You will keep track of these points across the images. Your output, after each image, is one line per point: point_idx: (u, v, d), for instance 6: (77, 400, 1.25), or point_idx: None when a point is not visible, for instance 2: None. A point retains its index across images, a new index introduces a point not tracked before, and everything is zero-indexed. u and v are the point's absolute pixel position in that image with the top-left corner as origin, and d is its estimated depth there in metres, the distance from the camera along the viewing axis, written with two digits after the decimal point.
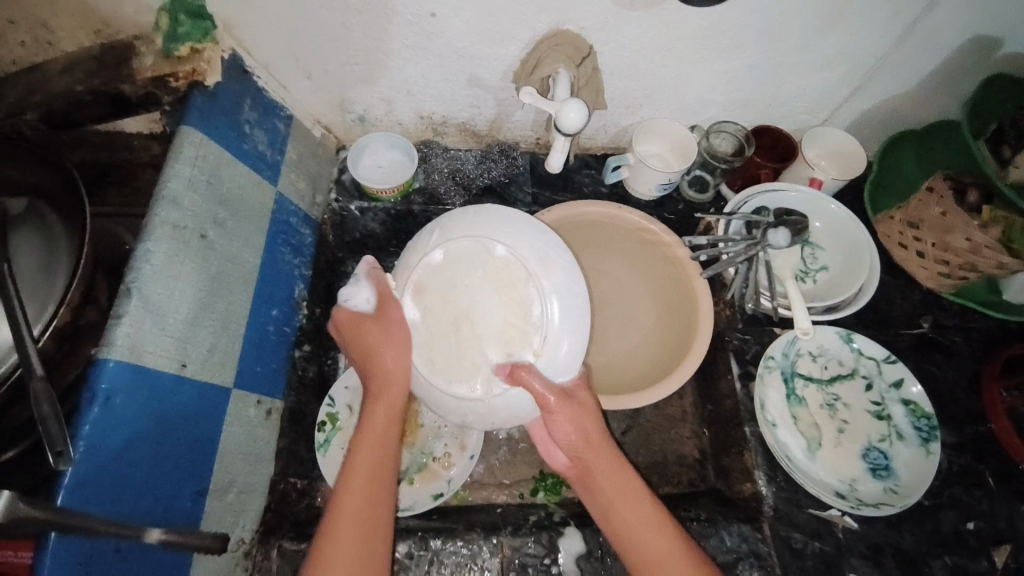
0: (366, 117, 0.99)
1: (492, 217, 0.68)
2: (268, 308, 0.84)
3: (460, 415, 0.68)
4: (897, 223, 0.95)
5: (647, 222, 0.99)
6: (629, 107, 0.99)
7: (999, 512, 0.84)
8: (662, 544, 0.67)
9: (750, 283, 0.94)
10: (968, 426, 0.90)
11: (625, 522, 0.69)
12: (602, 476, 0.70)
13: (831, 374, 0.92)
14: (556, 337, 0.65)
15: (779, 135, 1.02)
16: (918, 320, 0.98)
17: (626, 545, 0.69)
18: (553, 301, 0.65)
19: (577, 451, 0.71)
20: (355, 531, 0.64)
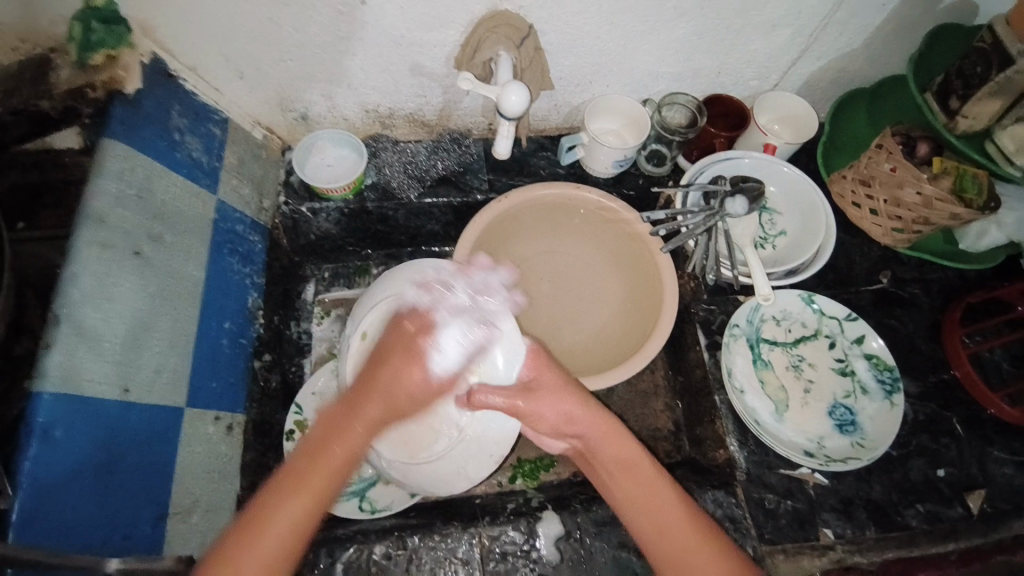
0: (309, 114, 0.95)
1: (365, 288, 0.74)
2: (220, 321, 0.81)
3: (457, 479, 0.70)
4: (850, 182, 0.96)
5: (607, 201, 0.97)
6: (578, 85, 0.98)
7: (964, 456, 0.86)
8: (664, 512, 0.67)
9: (710, 254, 0.93)
10: (931, 375, 0.92)
11: (627, 496, 0.69)
12: (601, 450, 0.71)
13: (795, 336, 0.93)
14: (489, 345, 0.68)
15: (731, 104, 1.02)
16: (877, 276, 0.99)
17: (627, 517, 0.68)
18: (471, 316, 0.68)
19: (577, 431, 0.71)
20: (295, 532, 0.56)
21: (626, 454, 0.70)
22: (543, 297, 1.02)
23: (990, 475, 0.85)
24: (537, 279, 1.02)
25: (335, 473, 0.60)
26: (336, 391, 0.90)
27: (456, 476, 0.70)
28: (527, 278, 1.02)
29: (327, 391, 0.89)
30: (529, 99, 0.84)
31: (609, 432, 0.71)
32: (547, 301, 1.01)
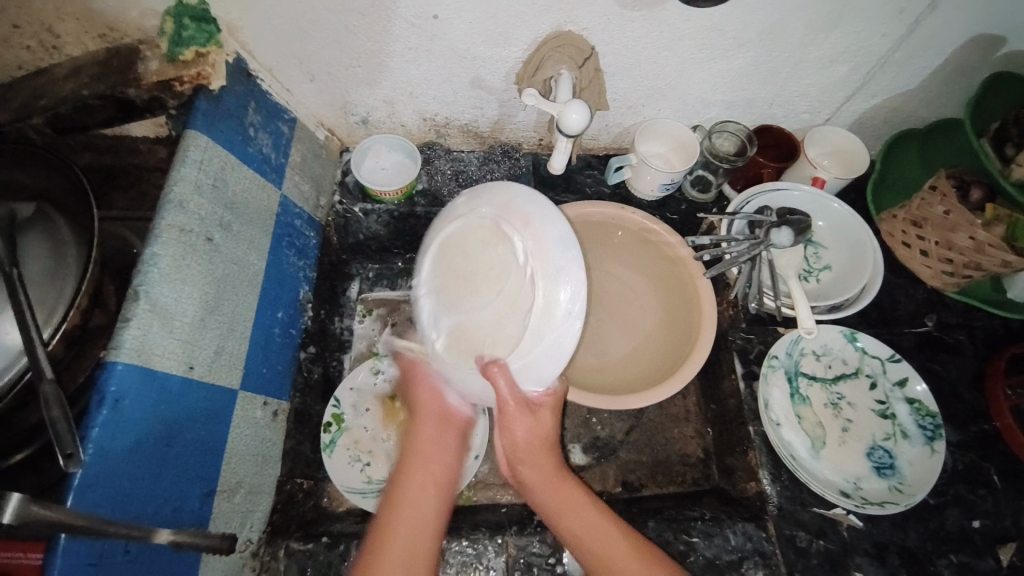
0: (369, 119, 0.99)
1: (516, 197, 0.64)
2: (273, 311, 0.84)
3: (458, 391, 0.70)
4: (901, 222, 0.95)
5: (651, 222, 0.99)
6: (631, 107, 1.00)
7: (1002, 510, 0.84)
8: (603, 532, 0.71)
9: (753, 282, 0.93)
10: (972, 424, 0.90)
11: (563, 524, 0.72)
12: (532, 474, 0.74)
13: (834, 373, 0.92)
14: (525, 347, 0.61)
15: (779, 134, 1.03)
16: (921, 319, 0.98)
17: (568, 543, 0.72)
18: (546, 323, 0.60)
19: (515, 456, 0.74)
20: (421, 534, 0.67)
21: (556, 480, 0.74)
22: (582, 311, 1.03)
23: None
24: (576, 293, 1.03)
25: (426, 482, 0.71)
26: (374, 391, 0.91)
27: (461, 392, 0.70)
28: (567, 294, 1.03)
29: (365, 388, 0.91)
30: (589, 117, 0.85)
31: (542, 454, 0.74)
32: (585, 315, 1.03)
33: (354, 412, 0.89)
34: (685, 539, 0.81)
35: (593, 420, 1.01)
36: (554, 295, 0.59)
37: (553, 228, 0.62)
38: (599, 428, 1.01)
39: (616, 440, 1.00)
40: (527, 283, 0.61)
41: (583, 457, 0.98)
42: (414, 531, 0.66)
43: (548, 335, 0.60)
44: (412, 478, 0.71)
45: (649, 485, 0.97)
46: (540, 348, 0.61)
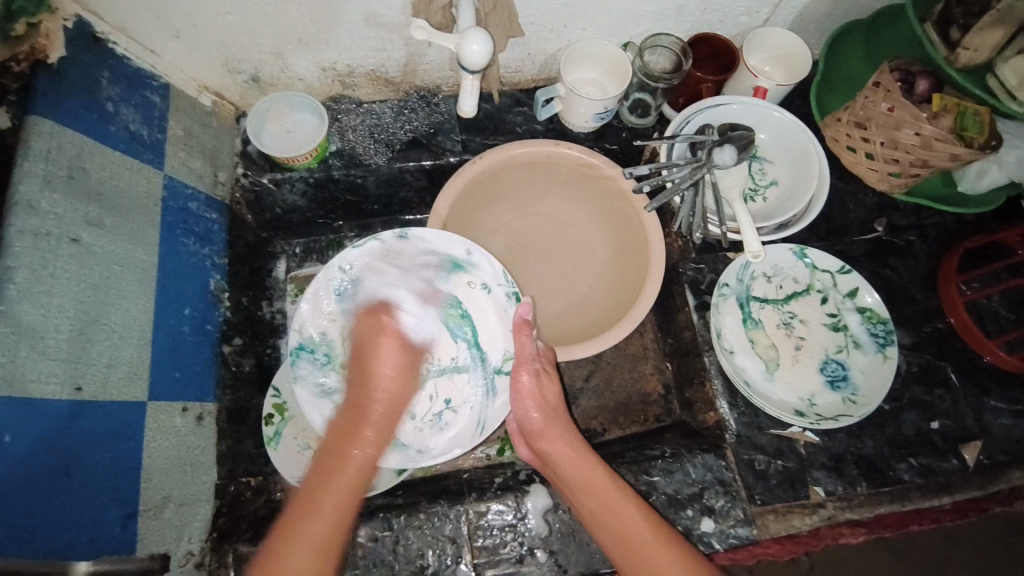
0: (260, 75, 0.88)
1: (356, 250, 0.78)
2: (178, 308, 0.77)
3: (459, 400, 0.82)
4: (844, 125, 0.88)
5: (588, 156, 0.91)
6: (553, 30, 0.90)
7: (959, 408, 0.85)
8: (632, 526, 0.71)
9: (697, 211, 0.86)
10: (926, 325, 0.89)
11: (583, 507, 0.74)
12: (562, 467, 0.77)
13: (786, 293, 0.89)
14: (468, 303, 0.82)
15: (717, 43, 0.94)
16: (872, 225, 0.95)
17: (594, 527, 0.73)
18: (450, 278, 0.81)
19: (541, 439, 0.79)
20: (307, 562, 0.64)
21: (578, 460, 0.77)
22: (539, 263, 0.99)
23: (991, 428, 0.84)
24: (524, 251, 0.99)
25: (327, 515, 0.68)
26: None
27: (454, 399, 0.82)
28: (515, 255, 0.98)
29: None
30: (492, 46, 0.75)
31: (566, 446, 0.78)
32: (539, 263, 0.98)
33: (298, 399, 0.89)
34: (647, 479, 0.79)
35: None
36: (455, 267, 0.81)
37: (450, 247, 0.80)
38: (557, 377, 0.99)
39: (575, 388, 0.98)
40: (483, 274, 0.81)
41: None
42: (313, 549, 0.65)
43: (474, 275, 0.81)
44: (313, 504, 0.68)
45: (611, 429, 0.96)
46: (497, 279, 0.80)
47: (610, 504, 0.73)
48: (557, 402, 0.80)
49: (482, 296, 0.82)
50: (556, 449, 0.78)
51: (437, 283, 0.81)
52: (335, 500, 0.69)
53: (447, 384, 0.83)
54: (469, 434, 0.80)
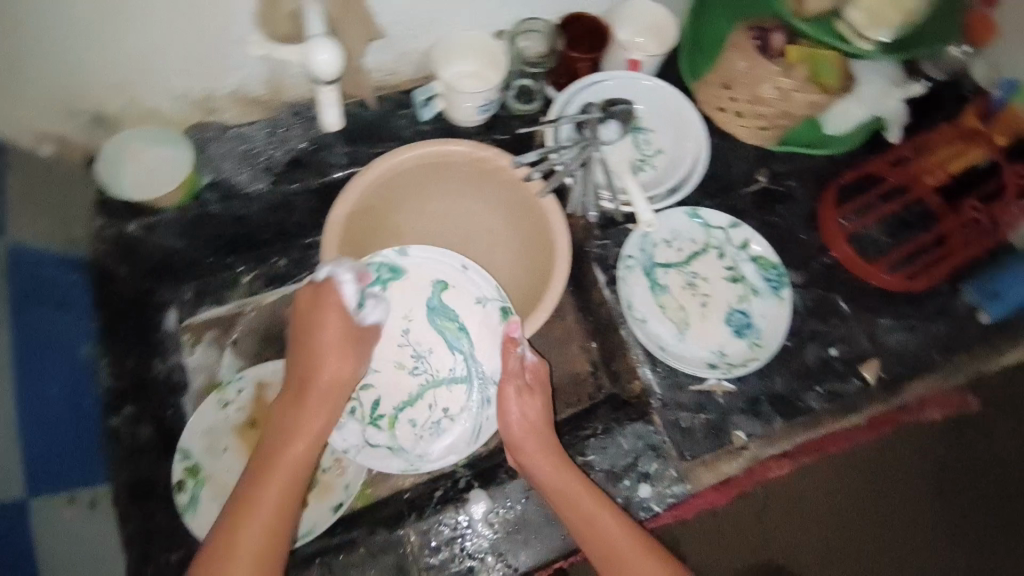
0: (105, 114, 0.80)
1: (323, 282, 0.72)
2: (48, 387, 0.72)
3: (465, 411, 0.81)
4: (712, 87, 0.93)
5: (477, 150, 0.90)
6: (418, 27, 0.87)
7: (853, 332, 0.91)
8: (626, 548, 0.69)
9: (588, 188, 0.89)
10: (813, 261, 0.96)
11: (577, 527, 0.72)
12: (555, 491, 0.74)
13: (686, 254, 0.92)
14: (461, 317, 0.80)
15: (589, 23, 0.96)
16: (756, 176, 1.00)
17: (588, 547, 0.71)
18: (438, 294, 0.80)
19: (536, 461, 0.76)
20: (275, 515, 0.66)
21: (574, 483, 0.74)
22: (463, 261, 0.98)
23: (886, 345, 0.91)
24: (432, 260, 0.97)
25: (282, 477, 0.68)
26: (229, 424, 0.84)
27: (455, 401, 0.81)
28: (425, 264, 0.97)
29: (215, 427, 0.84)
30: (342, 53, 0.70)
31: (559, 472, 0.75)
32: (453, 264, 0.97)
33: (209, 457, 0.82)
34: (582, 459, 0.81)
35: None
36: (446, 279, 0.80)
37: (425, 262, 0.79)
38: None
39: None
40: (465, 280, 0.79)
41: None
42: (283, 490, 0.67)
43: (460, 288, 0.80)
44: (266, 465, 0.69)
45: None
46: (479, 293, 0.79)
47: (604, 530, 0.71)
48: (548, 424, 0.78)
49: (474, 310, 0.80)
50: (550, 475, 0.74)
51: (423, 296, 0.80)
52: (298, 455, 0.70)
53: (444, 395, 0.81)
54: (467, 442, 0.80)
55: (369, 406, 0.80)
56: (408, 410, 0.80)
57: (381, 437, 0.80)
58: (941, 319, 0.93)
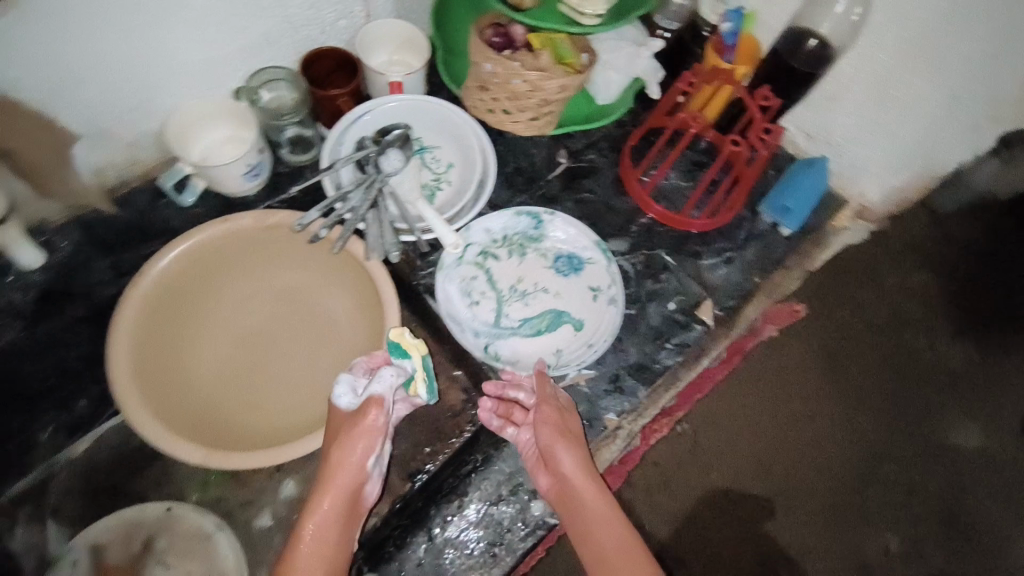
0: None
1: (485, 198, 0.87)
2: None
3: (473, 325, 0.84)
4: (475, 91, 0.89)
5: (262, 218, 0.81)
6: (137, 108, 0.80)
7: (682, 281, 0.95)
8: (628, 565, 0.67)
9: (386, 228, 0.81)
10: (629, 225, 0.98)
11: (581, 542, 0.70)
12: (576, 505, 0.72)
13: (512, 247, 0.89)
14: (551, 337, 0.84)
15: (336, 55, 0.90)
16: (558, 158, 1.02)
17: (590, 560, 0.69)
18: (576, 301, 0.86)
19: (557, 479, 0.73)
20: None
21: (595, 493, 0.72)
22: (291, 350, 0.85)
23: (713, 283, 0.96)
24: (246, 365, 0.84)
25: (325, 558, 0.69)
26: None
27: (506, 340, 0.84)
28: (239, 368, 0.83)
29: None
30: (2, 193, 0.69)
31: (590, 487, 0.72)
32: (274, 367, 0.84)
33: None
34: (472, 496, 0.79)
35: None
36: (586, 297, 0.87)
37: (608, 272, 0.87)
38: None
39: None
40: (584, 303, 0.86)
41: None
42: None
43: (590, 322, 0.85)
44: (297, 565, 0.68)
45: None
46: (581, 336, 0.84)
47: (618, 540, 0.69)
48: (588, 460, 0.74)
49: (570, 331, 0.85)
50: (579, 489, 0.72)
51: (586, 270, 0.88)
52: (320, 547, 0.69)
53: (485, 313, 0.85)
54: (460, 325, 0.84)
55: (506, 258, 0.88)
56: (483, 278, 0.87)
57: (510, 263, 0.88)
58: (751, 244, 1.00)
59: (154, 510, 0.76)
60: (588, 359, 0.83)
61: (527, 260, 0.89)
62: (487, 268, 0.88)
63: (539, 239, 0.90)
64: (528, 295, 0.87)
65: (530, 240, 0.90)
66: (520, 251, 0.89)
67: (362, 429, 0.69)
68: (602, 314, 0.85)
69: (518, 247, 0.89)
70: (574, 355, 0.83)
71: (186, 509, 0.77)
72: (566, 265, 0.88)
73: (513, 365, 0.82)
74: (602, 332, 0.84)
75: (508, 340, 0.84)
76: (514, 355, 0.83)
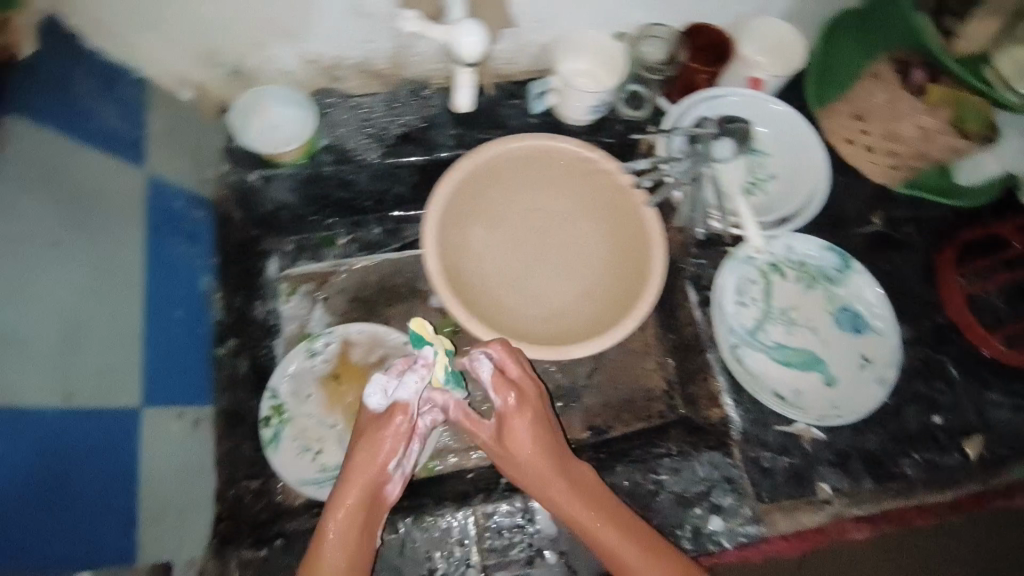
0: (242, 68, 0.83)
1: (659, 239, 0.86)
2: (171, 310, 0.74)
3: (732, 323, 0.85)
4: (844, 117, 0.88)
5: (584, 149, 0.88)
6: (546, 20, 0.86)
7: (958, 401, 0.84)
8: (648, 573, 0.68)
9: (698, 205, 0.86)
10: (921, 318, 0.89)
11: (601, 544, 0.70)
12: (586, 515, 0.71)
13: (802, 277, 0.87)
14: (800, 377, 0.82)
15: (716, 33, 0.90)
16: (869, 216, 0.92)
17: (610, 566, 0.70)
18: (842, 359, 0.83)
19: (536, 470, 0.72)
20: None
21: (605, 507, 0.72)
22: (545, 268, 0.93)
23: (992, 423, 0.84)
24: (511, 263, 0.93)
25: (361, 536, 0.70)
26: (313, 373, 0.91)
27: (758, 354, 0.83)
28: (506, 261, 0.93)
29: (302, 373, 0.90)
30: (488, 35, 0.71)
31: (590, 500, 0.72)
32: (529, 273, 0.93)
33: (294, 400, 0.89)
34: (654, 478, 0.80)
35: (553, 367, 0.99)
36: (853, 362, 0.82)
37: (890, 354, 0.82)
38: (559, 375, 0.99)
39: (578, 386, 0.98)
40: (849, 366, 0.82)
41: None
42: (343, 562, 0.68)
43: (847, 387, 0.81)
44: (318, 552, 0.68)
45: (615, 426, 0.96)
46: (830, 394, 0.81)
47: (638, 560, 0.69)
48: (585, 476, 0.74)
49: (821, 382, 0.82)
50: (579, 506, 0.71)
51: (865, 337, 0.84)
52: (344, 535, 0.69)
53: (748, 317, 0.85)
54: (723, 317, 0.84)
55: (792, 282, 0.87)
56: (761, 287, 0.86)
57: (793, 288, 0.87)
58: None
59: (396, 337, 0.93)
60: (832, 420, 0.79)
61: (810, 295, 0.86)
62: (770, 280, 0.87)
63: (831, 283, 0.86)
64: (794, 325, 0.85)
65: (823, 279, 0.86)
66: (808, 284, 0.87)
67: (387, 431, 0.70)
68: (864, 389, 0.81)
69: (809, 280, 0.87)
70: (818, 408, 0.80)
71: (414, 348, 0.93)
72: (847, 320, 0.85)
73: (755, 377, 0.82)
74: (855, 403, 0.80)
75: (758, 356, 0.83)
76: (758, 371, 0.83)
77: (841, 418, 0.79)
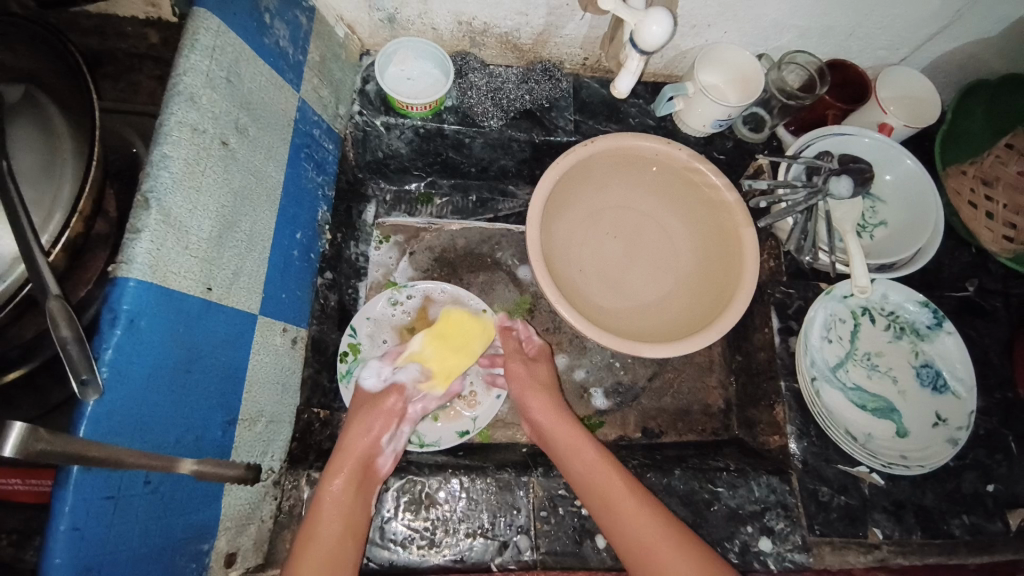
0: (396, 17, 0.86)
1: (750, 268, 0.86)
2: (292, 231, 0.79)
3: (818, 355, 0.85)
4: (969, 179, 0.90)
5: (696, 161, 0.90)
6: (695, 28, 0.89)
7: (1015, 475, 0.84)
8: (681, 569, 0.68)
9: (808, 235, 0.87)
10: (996, 391, 0.88)
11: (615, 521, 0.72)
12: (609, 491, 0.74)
13: (888, 326, 0.88)
14: (873, 422, 0.83)
15: (852, 73, 0.93)
16: (963, 283, 0.94)
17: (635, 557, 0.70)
18: (916, 413, 0.83)
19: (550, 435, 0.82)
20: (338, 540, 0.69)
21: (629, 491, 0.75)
22: (629, 265, 0.95)
23: None
24: (597, 254, 0.95)
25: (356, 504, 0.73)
26: (391, 321, 0.92)
27: (836, 391, 0.84)
28: (591, 252, 0.95)
29: (382, 319, 0.92)
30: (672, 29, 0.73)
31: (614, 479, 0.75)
32: (616, 267, 0.95)
33: (369, 342, 0.90)
34: (710, 488, 0.82)
35: (617, 363, 1.00)
36: (925, 418, 0.83)
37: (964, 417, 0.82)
38: (622, 373, 1.00)
39: (637, 386, 0.99)
40: (921, 421, 0.83)
41: (604, 401, 0.98)
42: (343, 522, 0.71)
43: (917, 442, 0.82)
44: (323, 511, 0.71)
45: (668, 433, 0.97)
46: (899, 445, 0.82)
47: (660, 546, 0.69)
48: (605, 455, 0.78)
49: (892, 432, 0.83)
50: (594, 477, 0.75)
51: (943, 397, 0.84)
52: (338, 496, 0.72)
53: (832, 352, 0.86)
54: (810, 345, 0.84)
55: (879, 329, 0.88)
56: (848, 326, 0.87)
57: (879, 334, 0.88)
58: None
59: (475, 305, 0.94)
60: (899, 469, 0.79)
61: (893, 344, 0.87)
62: (859, 322, 0.88)
63: (914, 336, 0.87)
64: (874, 370, 0.86)
65: (908, 332, 0.88)
66: (892, 333, 0.88)
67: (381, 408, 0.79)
68: (933, 446, 0.81)
69: (895, 330, 0.88)
70: (887, 455, 0.80)
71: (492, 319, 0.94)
72: (927, 377, 0.85)
73: (832, 413, 0.82)
74: (923, 458, 0.80)
75: (835, 392, 0.84)
76: (834, 407, 0.83)
77: (907, 470, 0.79)
